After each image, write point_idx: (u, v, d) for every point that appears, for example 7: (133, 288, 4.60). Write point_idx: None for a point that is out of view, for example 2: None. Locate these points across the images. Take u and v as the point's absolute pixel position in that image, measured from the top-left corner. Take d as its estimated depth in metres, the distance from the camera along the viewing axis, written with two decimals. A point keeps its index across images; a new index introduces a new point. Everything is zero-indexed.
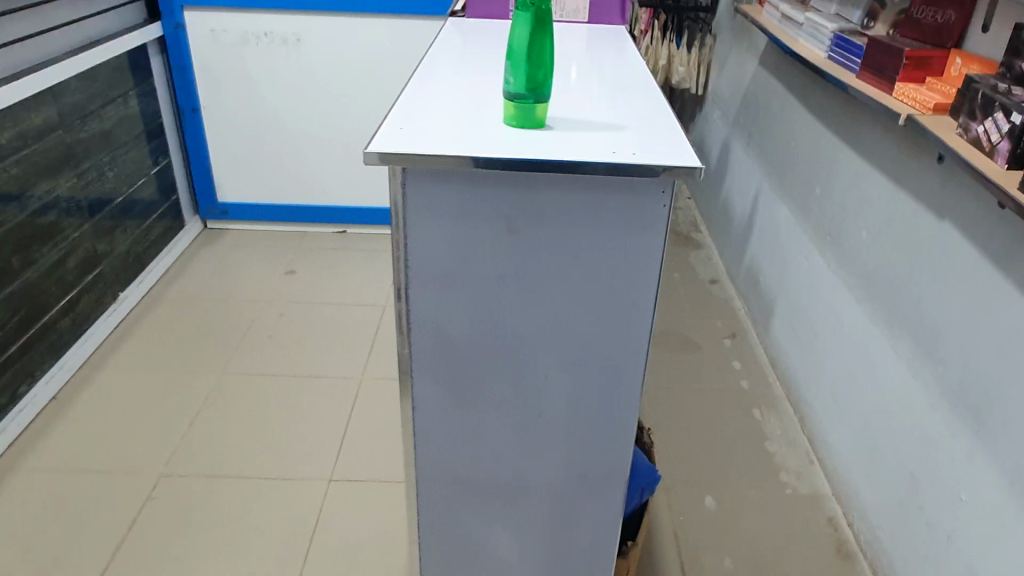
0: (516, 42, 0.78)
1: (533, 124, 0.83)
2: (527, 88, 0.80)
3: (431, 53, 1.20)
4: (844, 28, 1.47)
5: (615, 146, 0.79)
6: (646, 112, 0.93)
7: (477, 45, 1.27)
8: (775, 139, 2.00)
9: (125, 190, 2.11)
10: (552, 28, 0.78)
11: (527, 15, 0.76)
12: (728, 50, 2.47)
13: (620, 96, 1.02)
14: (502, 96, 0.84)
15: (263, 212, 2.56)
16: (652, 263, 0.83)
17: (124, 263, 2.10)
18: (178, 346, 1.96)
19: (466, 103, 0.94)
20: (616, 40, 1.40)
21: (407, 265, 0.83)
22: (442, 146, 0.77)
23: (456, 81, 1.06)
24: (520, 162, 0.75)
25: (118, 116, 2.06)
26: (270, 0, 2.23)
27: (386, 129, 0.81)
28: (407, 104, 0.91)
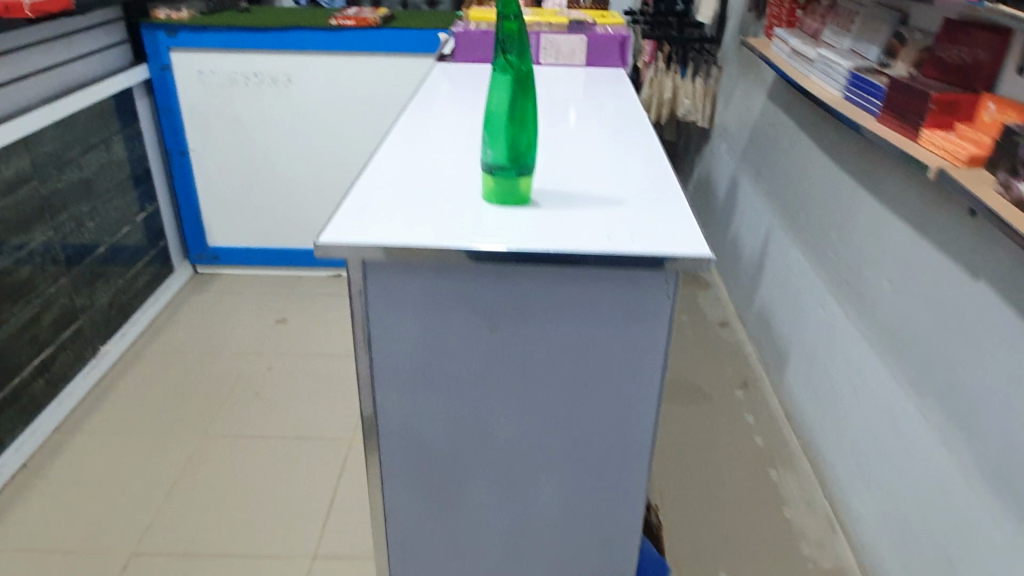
0: (494, 108, 0.69)
1: (517, 201, 0.73)
2: (509, 159, 0.70)
3: (415, 103, 1.11)
4: (860, 66, 1.37)
5: (611, 228, 0.70)
6: (647, 177, 0.84)
7: (464, 92, 1.18)
8: (787, 177, 1.90)
9: (108, 239, 2.03)
10: (535, 92, 0.69)
11: (506, 78, 0.68)
12: (736, 82, 2.38)
13: (619, 154, 0.93)
14: (481, 169, 0.74)
15: (253, 256, 2.47)
16: (654, 352, 0.79)
17: (106, 316, 2.01)
18: (159, 405, 1.86)
19: (443, 168, 0.85)
20: (614, 84, 1.30)
21: (383, 359, 0.80)
22: (409, 234, 0.69)
23: (436, 138, 0.96)
24: (499, 253, 0.66)
25: (100, 163, 1.99)
26: (258, 40, 2.16)
27: (346, 212, 0.73)
28: (374, 173, 0.83)
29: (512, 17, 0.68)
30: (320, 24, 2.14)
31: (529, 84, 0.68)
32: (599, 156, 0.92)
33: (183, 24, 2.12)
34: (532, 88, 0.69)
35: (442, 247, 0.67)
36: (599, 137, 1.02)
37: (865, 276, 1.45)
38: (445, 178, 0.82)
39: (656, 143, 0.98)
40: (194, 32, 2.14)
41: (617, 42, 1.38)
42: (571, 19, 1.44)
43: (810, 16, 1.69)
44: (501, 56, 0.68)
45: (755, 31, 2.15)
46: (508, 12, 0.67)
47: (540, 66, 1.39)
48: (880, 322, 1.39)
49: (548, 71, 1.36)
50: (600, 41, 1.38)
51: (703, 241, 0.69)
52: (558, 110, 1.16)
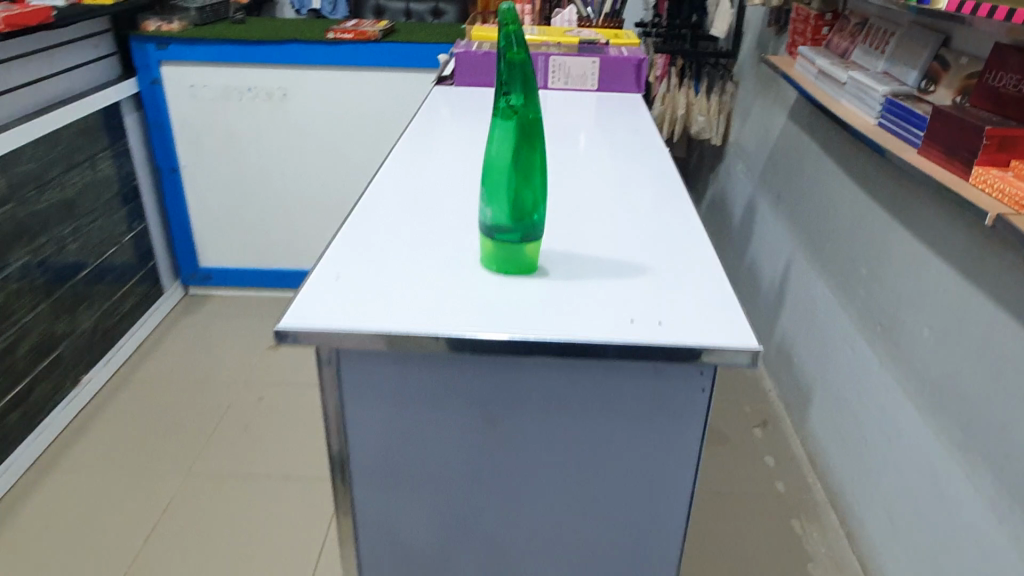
0: (495, 161, 0.59)
1: (523, 268, 0.63)
2: (513, 222, 0.60)
3: (410, 133, 1.00)
4: (897, 92, 1.26)
5: (633, 308, 0.60)
6: (673, 235, 0.73)
7: (467, 118, 1.08)
8: (811, 204, 1.78)
9: (93, 261, 1.92)
10: (545, 140, 0.59)
11: (509, 127, 0.58)
12: (753, 99, 2.27)
13: (639, 201, 0.82)
14: (480, 230, 0.64)
15: (248, 277, 2.37)
16: (684, 448, 0.76)
17: (88, 343, 1.90)
18: (142, 440, 1.75)
19: (435, 221, 0.75)
20: (630, 110, 1.20)
21: (374, 444, 0.77)
22: (391, 314, 0.59)
23: (431, 179, 0.85)
24: (500, 342, 0.56)
25: (84, 181, 1.88)
26: (252, 54, 2.06)
27: (316, 283, 0.63)
28: (354, 228, 0.72)
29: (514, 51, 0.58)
30: (317, 37, 2.04)
31: (538, 132, 0.58)
32: (618, 203, 0.81)
33: (174, 37, 2.02)
34: (542, 136, 0.59)
35: (431, 334, 0.56)
36: (615, 177, 0.91)
37: (902, 318, 1.33)
38: (437, 236, 0.71)
39: (682, 186, 0.87)
40: (185, 44, 2.04)
41: (632, 64, 1.26)
42: (583, 39, 1.34)
43: (838, 34, 1.59)
44: (502, 99, 0.58)
45: (776, 47, 2.04)
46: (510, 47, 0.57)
47: (548, 91, 1.28)
48: (920, 370, 1.27)
49: (557, 96, 1.26)
50: (614, 64, 1.27)
51: (747, 327, 0.58)
52: (569, 141, 1.05)
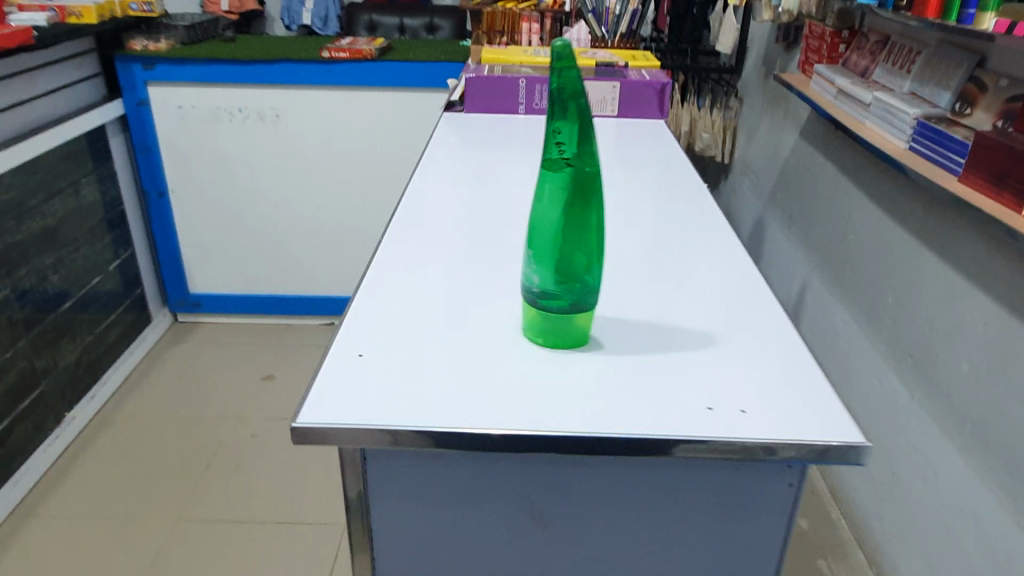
0: (545, 222, 0.52)
1: (573, 341, 0.56)
2: (566, 290, 0.53)
3: (420, 175, 0.93)
4: (929, 114, 1.20)
5: (706, 392, 0.52)
6: (730, 296, 0.66)
7: (484, 152, 1.01)
8: (827, 226, 1.72)
9: (76, 292, 1.83)
10: (603, 195, 0.52)
11: (562, 183, 0.51)
12: (760, 116, 2.21)
13: (682, 254, 0.75)
14: (522, 299, 0.57)
15: (239, 303, 2.28)
16: (764, 553, 0.66)
17: (72, 378, 1.80)
18: (129, 482, 1.66)
19: (463, 284, 0.67)
20: (651, 138, 1.13)
21: (400, 545, 0.67)
22: (428, 405, 0.51)
23: (450, 232, 0.78)
24: (561, 439, 0.48)
25: (67, 209, 1.79)
26: (243, 74, 1.98)
27: (337, 364, 0.55)
28: (374, 294, 0.65)
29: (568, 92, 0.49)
30: (310, 56, 1.96)
31: (595, 187, 0.51)
32: (661, 257, 0.74)
33: (161, 57, 1.94)
34: (600, 191, 0.51)
35: (478, 431, 0.48)
36: (649, 217, 0.84)
37: (937, 352, 1.27)
38: (467, 302, 0.64)
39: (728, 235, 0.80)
40: (173, 64, 1.96)
41: (654, 89, 1.20)
42: (600, 61, 1.27)
43: (855, 52, 1.54)
44: (555, 149, 0.51)
45: (784, 63, 1.98)
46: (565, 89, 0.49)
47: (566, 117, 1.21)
48: (959, 408, 1.20)
49: None
50: (635, 89, 1.20)
51: (840, 414, 0.51)
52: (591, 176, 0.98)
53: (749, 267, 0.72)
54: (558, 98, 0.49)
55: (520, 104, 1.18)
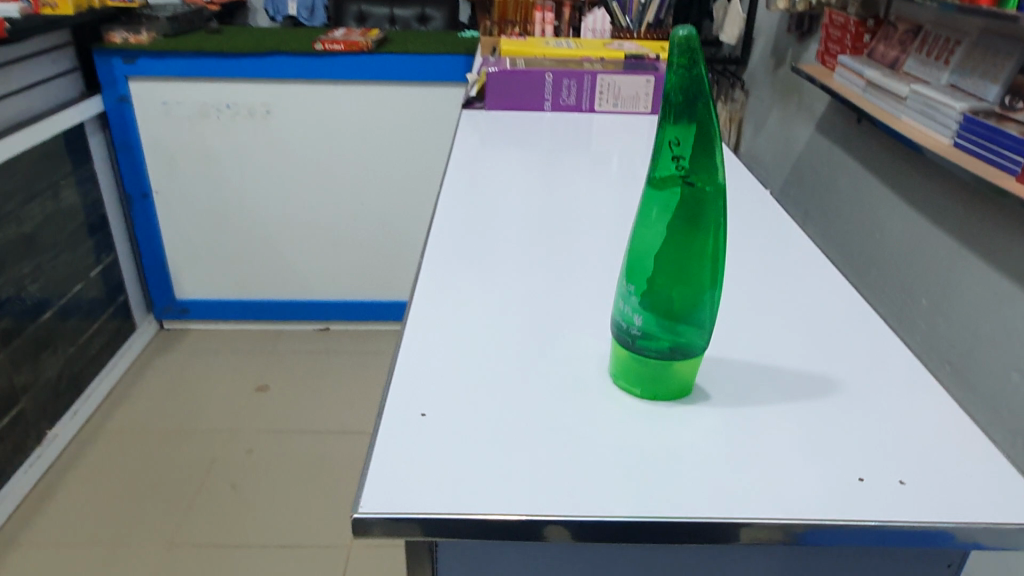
0: (647, 255, 0.44)
1: (674, 391, 0.49)
2: (670, 334, 0.45)
3: (443, 193, 0.84)
4: (975, 109, 1.12)
5: (838, 460, 0.45)
6: (826, 335, 0.58)
7: (511, 166, 0.94)
8: (848, 225, 1.65)
9: (56, 302, 1.71)
10: (723, 223, 0.43)
11: (672, 209, 0.43)
12: (768, 110, 2.13)
13: (754, 282, 0.66)
14: (612, 340, 0.49)
15: (229, 309, 2.17)
16: None
17: (53, 394, 1.69)
18: (117, 504, 1.55)
19: (522, 322, 0.59)
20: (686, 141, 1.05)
21: None
22: (517, 483, 0.43)
23: (490, 260, 0.69)
24: (682, 525, 0.41)
25: (45, 213, 1.68)
26: (231, 68, 1.87)
27: (396, 429, 0.47)
28: (421, 337, 0.56)
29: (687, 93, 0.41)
30: (303, 48, 1.86)
31: (712, 211, 0.43)
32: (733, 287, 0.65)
33: (143, 49, 1.83)
34: (718, 217, 0.43)
35: (583, 518, 0.41)
36: None
37: (980, 359, 1.19)
38: (531, 346, 0.55)
39: (797, 259, 0.72)
40: (155, 58, 1.85)
41: None
42: (627, 53, 1.18)
43: (883, 42, 1.46)
44: (670, 162, 0.43)
45: (798, 54, 1.91)
46: (683, 92, 0.41)
47: (595, 115, 1.13)
48: (1008, 421, 1.13)
49: (607, 123, 1.10)
50: None
51: (994, 485, 0.44)
52: (630, 184, 0.89)
53: (834, 298, 0.64)
54: (678, 100, 0.41)
55: (546, 100, 1.13)
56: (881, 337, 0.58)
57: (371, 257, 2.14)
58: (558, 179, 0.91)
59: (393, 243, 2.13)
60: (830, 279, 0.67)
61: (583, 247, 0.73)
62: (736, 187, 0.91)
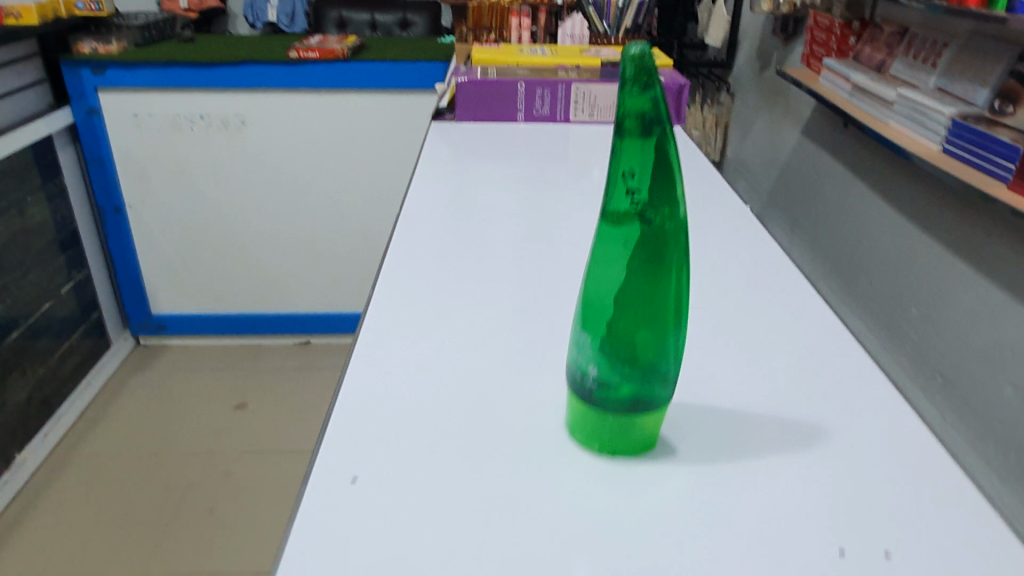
0: (606, 301, 0.40)
1: (638, 446, 0.45)
2: (632, 387, 0.41)
3: (403, 215, 0.80)
4: (965, 113, 1.09)
5: (809, 527, 0.41)
6: (803, 374, 0.54)
7: (481, 184, 0.90)
8: (836, 233, 1.61)
9: (25, 322, 1.66)
10: (686, 263, 0.40)
11: (630, 251, 0.39)
12: (754, 114, 2.09)
13: (727, 313, 0.63)
14: (569, 397, 0.45)
15: (207, 325, 2.12)
16: None
17: (22, 417, 1.64)
18: (87, 531, 1.50)
19: (475, 364, 0.55)
20: None
21: None
22: (459, 561, 0.39)
23: (448, 294, 0.65)
24: None
25: (11, 232, 1.63)
26: (204, 78, 1.82)
27: (325, 498, 0.43)
28: (362, 386, 0.52)
29: (637, 120, 0.37)
30: (278, 57, 1.81)
31: (674, 250, 0.39)
32: (705, 320, 0.61)
33: (112, 60, 1.78)
34: (681, 256, 0.39)
35: None
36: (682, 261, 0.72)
37: (971, 372, 1.16)
38: (483, 393, 0.51)
39: (775, 283, 0.68)
40: (125, 68, 1.80)
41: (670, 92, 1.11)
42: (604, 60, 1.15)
43: (868, 45, 1.43)
44: (625, 195, 0.39)
45: (783, 57, 1.88)
46: (635, 118, 0.37)
47: (570, 126, 1.09)
48: (1002, 434, 1.09)
49: (583, 134, 1.06)
50: None
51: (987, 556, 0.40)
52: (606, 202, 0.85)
53: (812, 330, 0.60)
54: (634, 126, 0.37)
55: (519, 110, 1.09)
56: (860, 374, 0.54)
57: (352, 270, 2.10)
58: (528, 198, 0.87)
59: (374, 255, 2.08)
60: (809, 308, 0.63)
61: (550, 275, 0.69)
62: (715, 203, 0.87)
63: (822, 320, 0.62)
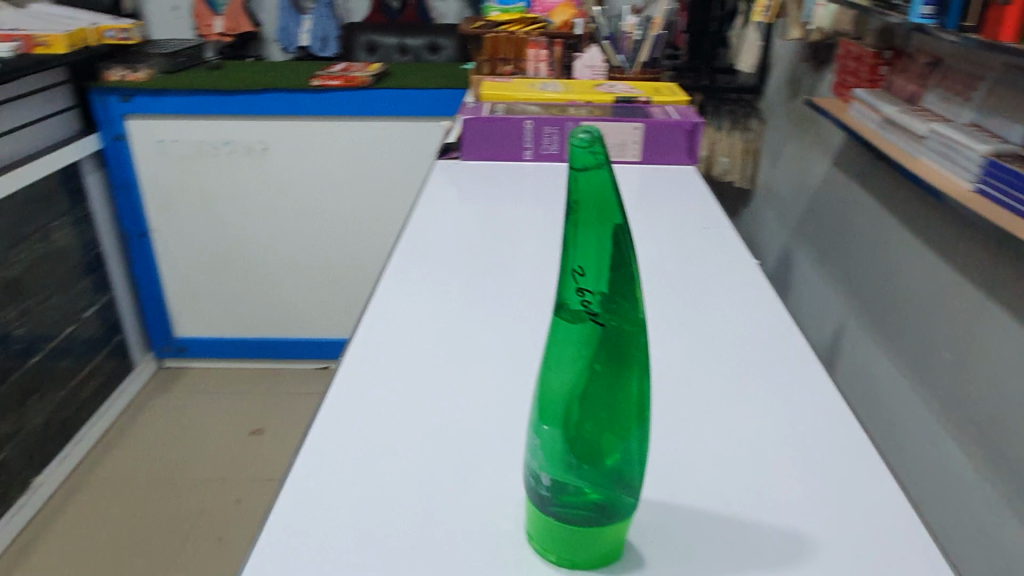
0: (570, 404, 0.39)
1: (605, 553, 0.43)
2: (599, 490, 0.40)
3: (389, 274, 0.77)
4: (999, 151, 1.03)
5: None
6: (792, 471, 0.51)
7: (481, 230, 0.87)
8: (866, 268, 1.55)
9: (46, 346, 1.67)
10: (647, 360, 0.39)
11: (591, 352, 0.38)
12: (784, 141, 2.03)
13: (722, 393, 0.59)
14: (530, 509, 0.43)
15: (228, 349, 2.13)
16: None
17: (40, 441, 1.64)
18: (97, 558, 1.49)
19: (442, 451, 0.53)
20: (677, 201, 0.99)
21: None
22: None
23: (427, 361, 0.63)
24: None
25: (34, 257, 1.64)
26: (229, 106, 1.84)
27: None
28: (319, 474, 0.51)
29: (587, 212, 0.37)
30: (302, 84, 1.82)
31: (637, 347, 0.38)
32: (697, 401, 0.58)
33: (139, 88, 1.80)
34: (643, 353, 0.39)
35: None
36: (684, 327, 0.69)
37: (1005, 424, 1.08)
38: (446, 485, 0.50)
39: (778, 355, 0.65)
40: (152, 95, 1.82)
41: (684, 130, 1.08)
42: (618, 95, 1.16)
43: (902, 75, 1.37)
44: (575, 295, 0.38)
45: (814, 84, 1.82)
46: (587, 209, 0.37)
47: None
48: None
49: None
50: (663, 131, 1.08)
51: None
52: None
53: (811, 418, 0.56)
54: (592, 216, 0.37)
55: (526, 149, 1.07)
56: (858, 475, 0.51)
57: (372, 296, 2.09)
58: (528, 247, 0.84)
59: None
60: (810, 389, 0.60)
61: (538, 338, 0.66)
62: (724, 255, 0.84)
63: (825, 405, 0.58)
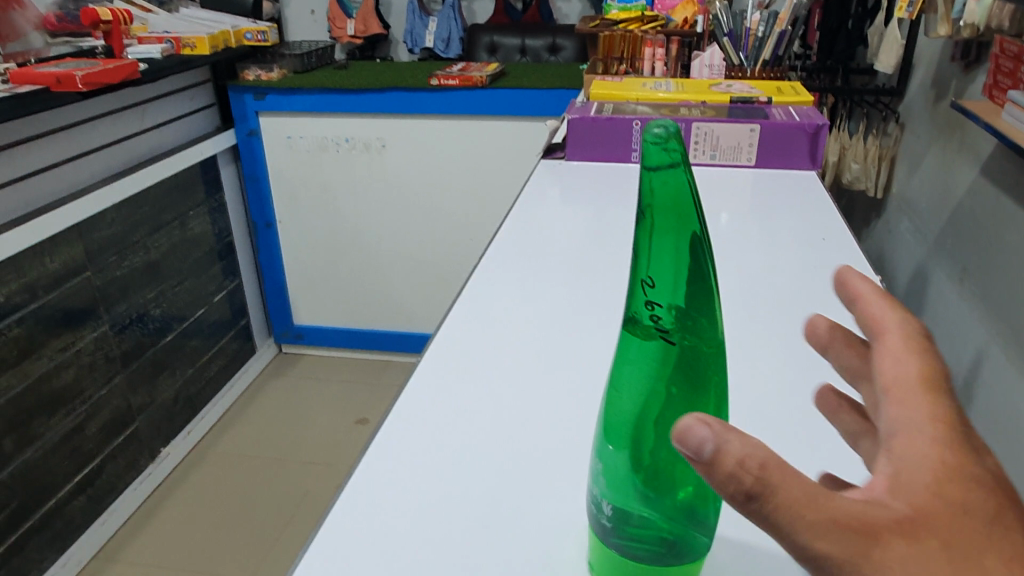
0: (639, 423, 0.37)
1: None
2: (666, 521, 0.37)
3: (479, 274, 0.77)
4: None
5: None
6: None
7: (579, 235, 0.85)
8: (1014, 289, 1.39)
9: (177, 326, 1.80)
10: (726, 385, 0.37)
11: (663, 370, 0.37)
12: (925, 146, 1.87)
13: (823, 429, 0.54)
14: (592, 542, 0.41)
15: (342, 338, 2.21)
16: None
17: (168, 413, 1.77)
18: (209, 530, 1.58)
19: (513, 468, 0.51)
20: (795, 209, 0.93)
21: None
22: None
23: (511, 365, 0.62)
24: None
25: (171, 242, 1.77)
26: (351, 104, 1.91)
27: None
28: (391, 472, 0.51)
29: (659, 217, 0.35)
30: (420, 84, 1.86)
31: (714, 368, 0.36)
32: (796, 435, 0.53)
33: (272, 86, 1.90)
34: (722, 376, 0.37)
35: None
36: (788, 349, 0.64)
37: None
38: (517, 496, 0.48)
39: None
40: (283, 94, 1.92)
41: (806, 133, 1.01)
42: (735, 95, 1.11)
43: None
44: (644, 307, 0.37)
45: (962, 85, 1.67)
46: (658, 210, 0.35)
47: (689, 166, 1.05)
48: None
49: (701, 176, 1.03)
50: (782, 134, 1.02)
51: None
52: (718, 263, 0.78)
53: None
54: (665, 221, 0.35)
55: (632, 151, 1.05)
56: None
57: None
58: (627, 253, 0.81)
59: None
60: None
61: None
62: (842, 271, 0.78)
63: None
